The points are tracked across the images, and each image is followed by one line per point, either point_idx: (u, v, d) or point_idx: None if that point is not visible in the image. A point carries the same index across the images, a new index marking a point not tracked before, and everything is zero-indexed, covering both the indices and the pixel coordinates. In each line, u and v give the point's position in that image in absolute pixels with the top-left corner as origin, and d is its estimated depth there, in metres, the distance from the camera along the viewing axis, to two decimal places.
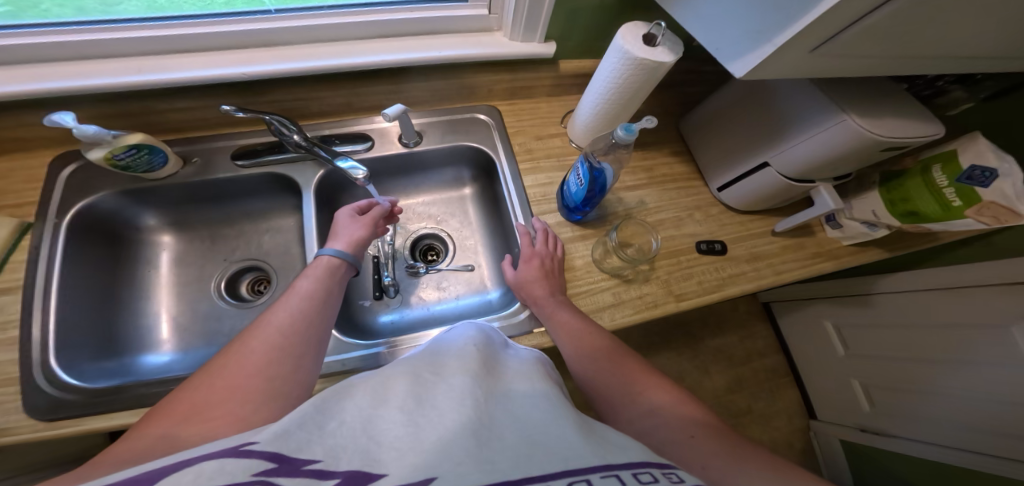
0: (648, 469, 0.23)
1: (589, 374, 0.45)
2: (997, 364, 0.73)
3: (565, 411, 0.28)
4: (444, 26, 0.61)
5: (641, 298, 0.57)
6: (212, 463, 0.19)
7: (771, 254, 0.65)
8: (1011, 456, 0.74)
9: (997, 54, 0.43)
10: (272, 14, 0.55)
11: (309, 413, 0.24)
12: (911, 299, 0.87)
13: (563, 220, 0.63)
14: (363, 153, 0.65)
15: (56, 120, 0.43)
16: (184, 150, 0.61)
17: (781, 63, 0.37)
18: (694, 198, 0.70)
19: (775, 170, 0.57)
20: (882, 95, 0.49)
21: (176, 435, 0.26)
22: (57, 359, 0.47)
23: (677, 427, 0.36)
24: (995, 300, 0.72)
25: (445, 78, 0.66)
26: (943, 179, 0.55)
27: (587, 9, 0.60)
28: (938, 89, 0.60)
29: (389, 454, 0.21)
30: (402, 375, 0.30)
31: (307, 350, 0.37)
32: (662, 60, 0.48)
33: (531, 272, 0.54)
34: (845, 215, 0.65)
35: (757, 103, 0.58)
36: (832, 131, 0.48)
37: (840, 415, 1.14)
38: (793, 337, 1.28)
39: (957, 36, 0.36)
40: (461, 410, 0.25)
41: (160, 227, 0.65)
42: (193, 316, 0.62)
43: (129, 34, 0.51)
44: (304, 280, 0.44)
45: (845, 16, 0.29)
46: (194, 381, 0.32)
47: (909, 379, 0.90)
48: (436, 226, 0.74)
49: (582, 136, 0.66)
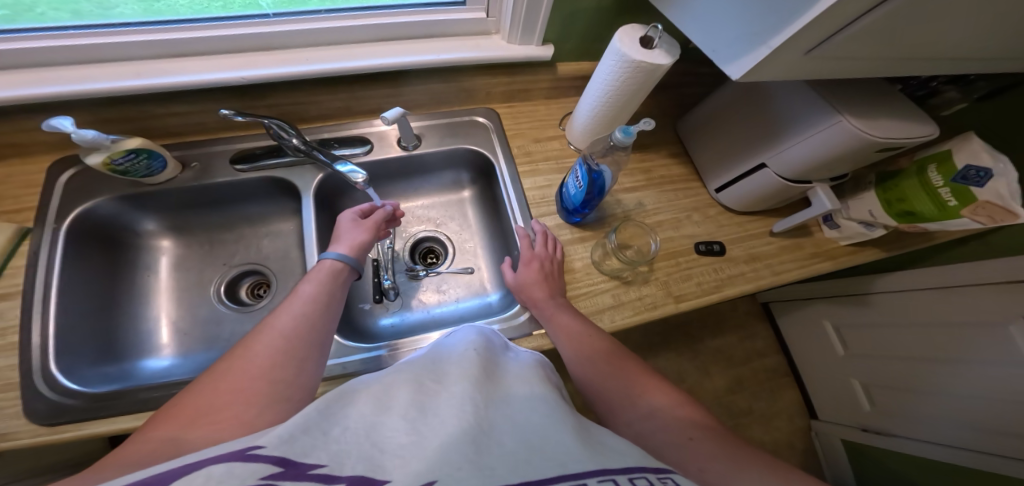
0: (645, 473, 0.23)
1: (589, 377, 0.45)
2: (996, 362, 0.73)
3: (563, 417, 0.29)
4: (443, 29, 0.62)
5: (640, 300, 0.58)
6: (220, 467, 0.19)
7: (769, 255, 0.66)
8: (1011, 454, 0.74)
9: (989, 56, 0.44)
10: (271, 18, 0.55)
11: (313, 418, 0.24)
12: (909, 298, 0.88)
13: (562, 222, 0.64)
14: (362, 157, 0.65)
15: (56, 125, 0.43)
16: (183, 154, 0.61)
17: (777, 65, 0.37)
18: (692, 199, 0.70)
19: (773, 171, 0.58)
20: (877, 97, 0.50)
21: (180, 437, 0.26)
22: (57, 364, 0.47)
23: (676, 430, 0.36)
24: (993, 298, 0.73)
25: (444, 81, 0.66)
26: (937, 179, 0.56)
27: (585, 12, 0.61)
28: (931, 90, 0.60)
29: (392, 461, 0.21)
30: (404, 382, 0.30)
31: (310, 353, 0.37)
32: (660, 63, 0.48)
33: (531, 274, 0.54)
34: (842, 215, 0.66)
35: (754, 105, 0.59)
36: (828, 132, 0.48)
37: (841, 415, 1.14)
38: (792, 337, 1.28)
39: (951, 37, 0.36)
40: (462, 416, 0.25)
41: (160, 231, 0.65)
42: (193, 321, 0.62)
43: (128, 38, 0.51)
44: (306, 284, 0.44)
45: (841, 18, 0.29)
46: (198, 384, 0.32)
47: (908, 378, 0.91)
48: (436, 229, 0.74)
49: (580, 138, 0.67)
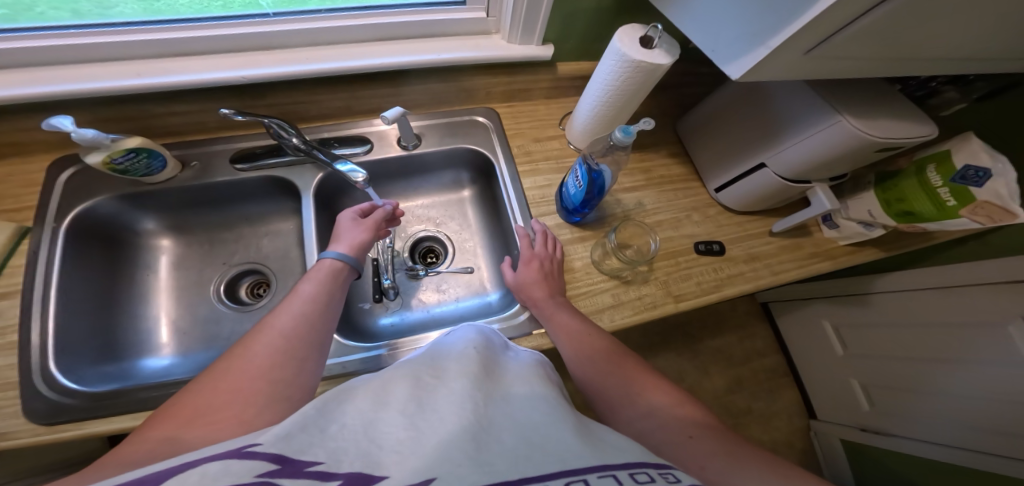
0: (645, 469, 0.23)
1: (588, 376, 0.45)
2: (995, 362, 0.73)
3: (563, 414, 0.29)
4: (443, 28, 0.62)
5: (640, 299, 0.58)
6: (217, 464, 0.19)
7: (769, 255, 0.66)
8: (1009, 454, 0.75)
9: (989, 56, 0.44)
10: (271, 17, 0.55)
11: (311, 416, 0.24)
12: (908, 298, 0.88)
13: (562, 222, 0.64)
14: (362, 156, 0.65)
15: (56, 124, 0.43)
16: (183, 153, 0.61)
17: (777, 65, 0.37)
18: (692, 199, 0.70)
19: (772, 171, 0.58)
20: (877, 97, 0.50)
21: (179, 437, 0.26)
22: (56, 363, 0.47)
23: (676, 428, 0.36)
24: (992, 298, 0.73)
25: (444, 81, 0.66)
26: (937, 179, 0.56)
27: (585, 12, 0.61)
28: (931, 90, 0.60)
29: (390, 457, 0.21)
30: (403, 379, 0.30)
31: (309, 353, 0.37)
32: (660, 63, 0.48)
33: (531, 274, 0.54)
34: (841, 215, 0.66)
35: (754, 105, 0.59)
36: (827, 132, 0.48)
37: (840, 415, 1.15)
38: (792, 337, 1.28)
39: (950, 37, 0.36)
40: (461, 413, 0.25)
41: (160, 230, 0.65)
42: (193, 320, 0.62)
43: (128, 38, 0.51)
44: (306, 283, 0.44)
45: (840, 19, 0.29)
46: (197, 384, 0.32)
47: (907, 378, 0.91)
48: (436, 228, 0.74)
49: (580, 138, 0.67)
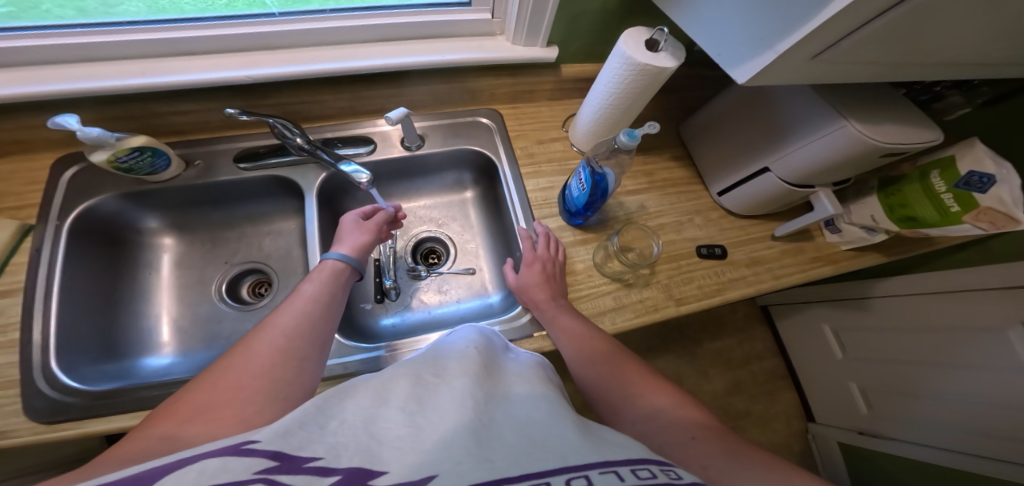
0: (647, 465, 0.23)
1: (589, 377, 0.45)
2: (998, 369, 0.73)
3: (564, 412, 0.29)
4: (446, 29, 0.62)
5: (641, 302, 0.58)
6: (215, 461, 0.19)
7: (770, 259, 0.66)
8: (1005, 458, 0.75)
9: (997, 62, 0.44)
10: (275, 17, 0.55)
11: (311, 413, 0.24)
12: (909, 303, 0.88)
13: (564, 224, 0.64)
14: (364, 156, 0.65)
15: (61, 123, 0.43)
16: (185, 152, 0.61)
17: (783, 69, 0.37)
18: (694, 202, 0.70)
19: (775, 175, 0.58)
20: (882, 101, 0.50)
21: (178, 435, 0.26)
22: (57, 362, 0.47)
23: (678, 429, 0.36)
24: (991, 304, 0.73)
25: (447, 82, 0.66)
26: (941, 185, 0.55)
27: (589, 14, 0.61)
28: (934, 94, 0.62)
29: (390, 452, 0.21)
30: (403, 377, 0.30)
31: (310, 352, 0.37)
32: (664, 65, 0.48)
33: (532, 277, 0.54)
34: (844, 220, 0.66)
35: (757, 110, 0.59)
36: (832, 136, 0.48)
37: (839, 418, 1.14)
38: (791, 339, 1.29)
39: (959, 43, 0.36)
40: (462, 411, 0.25)
41: (162, 229, 0.65)
42: (193, 319, 0.62)
43: (129, 37, 0.51)
44: (310, 283, 0.44)
45: (849, 23, 0.29)
46: (198, 381, 0.32)
47: (908, 382, 0.91)
48: (437, 229, 0.74)
49: (583, 140, 0.67)
